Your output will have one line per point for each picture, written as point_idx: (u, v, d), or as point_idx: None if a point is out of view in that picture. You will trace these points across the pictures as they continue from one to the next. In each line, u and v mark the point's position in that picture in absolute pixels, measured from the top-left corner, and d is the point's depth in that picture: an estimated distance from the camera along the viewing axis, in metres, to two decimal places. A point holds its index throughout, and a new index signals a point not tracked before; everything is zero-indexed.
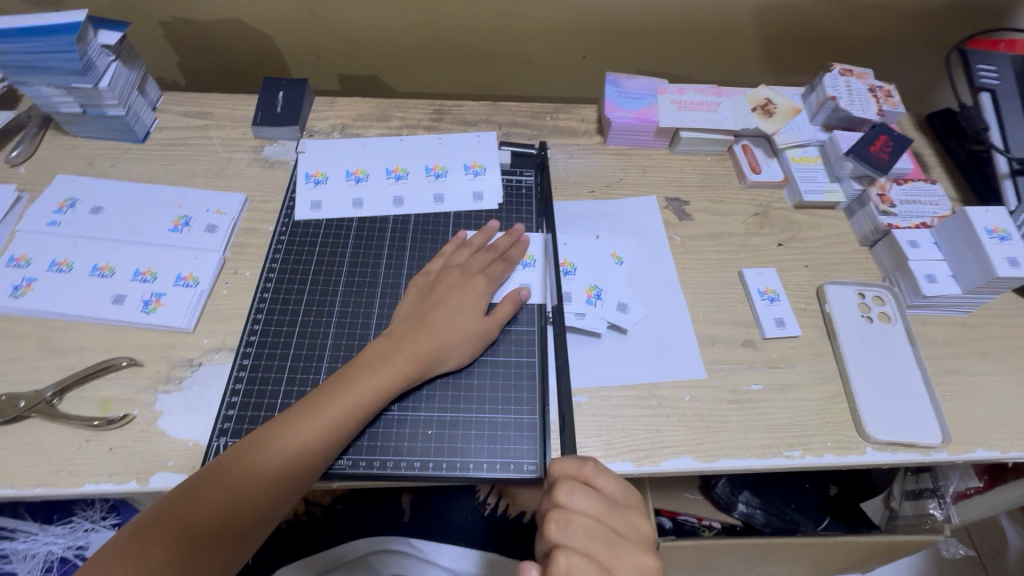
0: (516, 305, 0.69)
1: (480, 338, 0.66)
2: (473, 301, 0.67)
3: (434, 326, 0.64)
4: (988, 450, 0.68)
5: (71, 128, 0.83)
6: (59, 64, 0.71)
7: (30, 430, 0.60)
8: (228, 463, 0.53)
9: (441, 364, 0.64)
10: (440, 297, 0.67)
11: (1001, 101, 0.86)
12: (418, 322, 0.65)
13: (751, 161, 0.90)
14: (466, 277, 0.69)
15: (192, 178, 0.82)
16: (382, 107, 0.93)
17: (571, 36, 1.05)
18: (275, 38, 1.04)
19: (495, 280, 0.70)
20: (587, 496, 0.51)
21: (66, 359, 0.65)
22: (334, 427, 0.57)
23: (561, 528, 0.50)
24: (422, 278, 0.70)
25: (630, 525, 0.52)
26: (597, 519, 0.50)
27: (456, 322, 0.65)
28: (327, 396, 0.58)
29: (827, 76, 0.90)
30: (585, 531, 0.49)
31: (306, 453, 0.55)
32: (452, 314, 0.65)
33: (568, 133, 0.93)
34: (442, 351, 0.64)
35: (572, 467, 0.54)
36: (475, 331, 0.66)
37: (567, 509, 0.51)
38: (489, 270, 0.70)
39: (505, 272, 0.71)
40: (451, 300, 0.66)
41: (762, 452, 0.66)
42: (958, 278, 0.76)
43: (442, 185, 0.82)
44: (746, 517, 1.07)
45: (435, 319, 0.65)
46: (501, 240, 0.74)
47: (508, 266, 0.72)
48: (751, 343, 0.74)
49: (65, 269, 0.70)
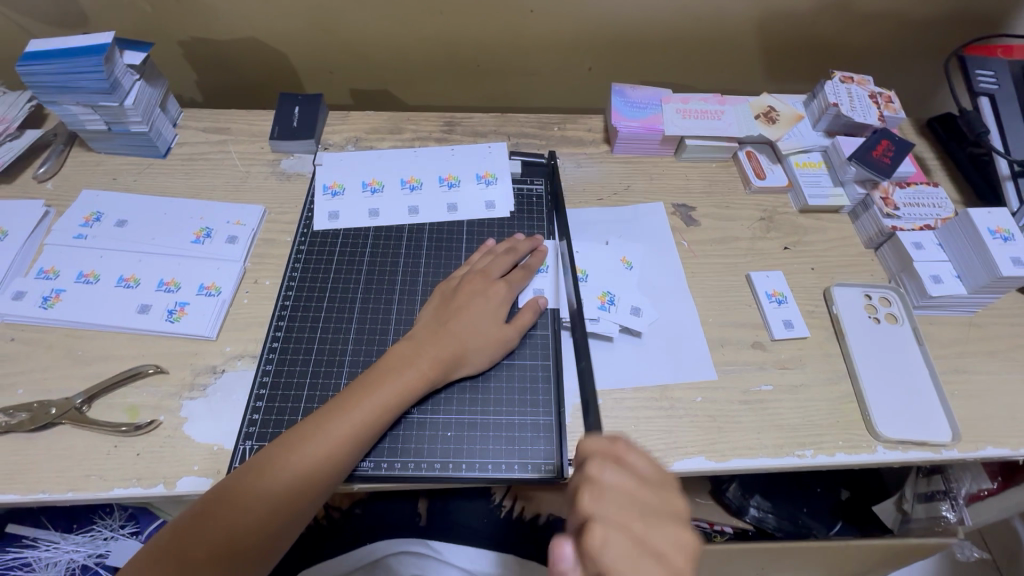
0: (536, 314, 0.70)
1: (501, 346, 0.68)
2: (494, 307, 0.69)
3: (456, 330, 0.66)
4: (998, 448, 0.69)
5: (96, 145, 0.86)
6: (87, 83, 0.74)
7: (60, 436, 0.62)
8: (252, 474, 0.54)
9: (463, 367, 0.65)
10: (460, 304, 0.68)
11: (999, 105, 0.88)
12: (441, 327, 0.66)
13: (755, 167, 0.92)
14: (486, 284, 0.70)
15: (212, 191, 0.84)
16: (394, 119, 0.96)
17: (577, 48, 1.07)
18: (289, 55, 1.07)
19: (514, 286, 0.71)
20: (617, 474, 0.48)
21: (95, 367, 0.67)
22: (361, 432, 0.58)
23: (592, 501, 0.46)
24: (446, 284, 0.72)
25: (666, 502, 0.47)
26: (632, 500, 0.46)
27: (478, 328, 0.67)
28: (354, 400, 0.59)
29: (829, 83, 0.92)
30: (619, 512, 0.45)
31: (335, 456, 0.56)
32: (473, 319, 0.67)
33: (576, 143, 0.95)
34: (463, 356, 0.65)
35: (605, 446, 0.51)
36: (496, 338, 0.67)
37: (599, 483, 0.48)
38: (510, 276, 0.72)
39: (525, 281, 0.73)
40: (472, 305, 0.68)
41: (774, 451, 0.67)
42: (963, 278, 0.77)
43: (455, 194, 0.84)
44: (759, 521, 1.08)
45: (455, 324, 0.66)
46: (521, 246, 0.76)
47: (527, 272, 0.73)
48: (760, 344, 0.75)
49: (92, 280, 0.73)
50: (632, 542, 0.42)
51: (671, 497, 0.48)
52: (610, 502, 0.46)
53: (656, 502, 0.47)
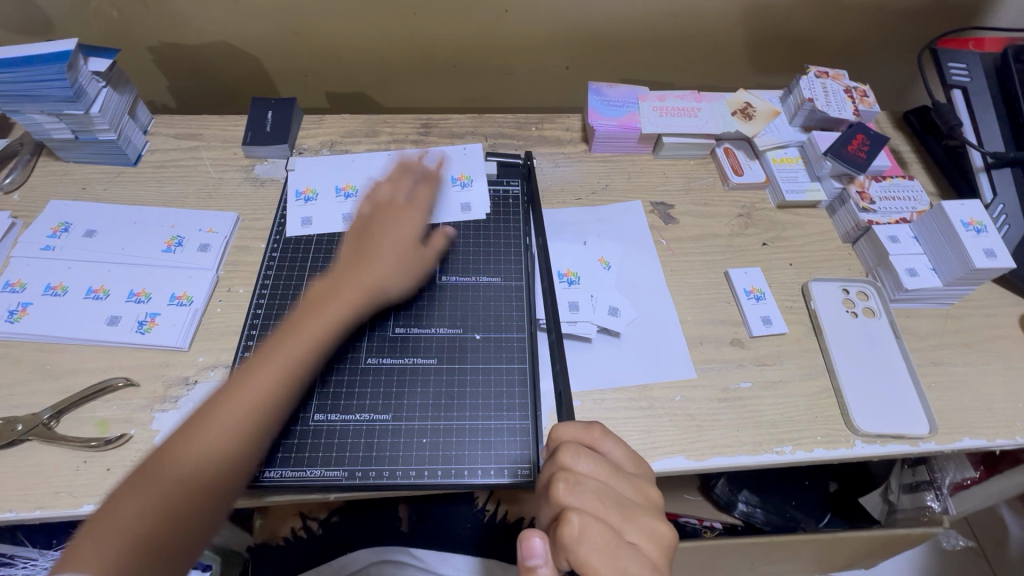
0: (446, 239, 0.75)
1: (421, 267, 0.72)
2: (412, 228, 0.72)
3: (376, 261, 0.68)
4: (975, 439, 0.69)
5: (64, 154, 0.84)
6: (50, 91, 0.72)
7: (27, 453, 0.61)
8: (178, 444, 0.50)
9: (385, 291, 0.67)
10: (379, 233, 0.70)
11: (972, 97, 0.88)
12: (361, 251, 0.69)
13: (733, 164, 0.92)
14: (395, 209, 0.74)
15: (184, 199, 0.83)
16: (370, 123, 0.95)
17: (553, 48, 1.07)
18: (262, 60, 1.06)
19: (427, 212, 0.75)
20: (594, 460, 0.48)
21: (63, 381, 0.66)
22: (289, 372, 0.57)
23: (569, 490, 0.45)
24: (359, 221, 0.73)
25: (637, 491, 0.48)
26: (607, 491, 0.46)
27: (396, 251, 0.69)
28: (277, 350, 0.58)
29: (803, 78, 0.92)
30: (596, 503, 0.45)
31: (273, 389, 0.56)
32: (392, 239, 0.70)
33: (553, 143, 0.95)
34: (386, 280, 0.67)
35: (577, 432, 0.50)
36: (415, 254, 0.71)
37: (574, 471, 0.47)
38: (420, 199, 0.76)
39: (429, 194, 0.78)
40: (391, 231, 0.71)
41: (753, 448, 0.67)
42: (938, 271, 0.78)
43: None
44: (747, 516, 1.08)
45: (376, 253, 0.68)
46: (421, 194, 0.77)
47: (431, 191, 0.79)
48: (739, 341, 0.75)
49: (60, 292, 0.71)
50: (610, 537, 0.43)
51: (643, 485, 0.49)
52: (587, 492, 0.46)
53: (630, 494, 0.47)
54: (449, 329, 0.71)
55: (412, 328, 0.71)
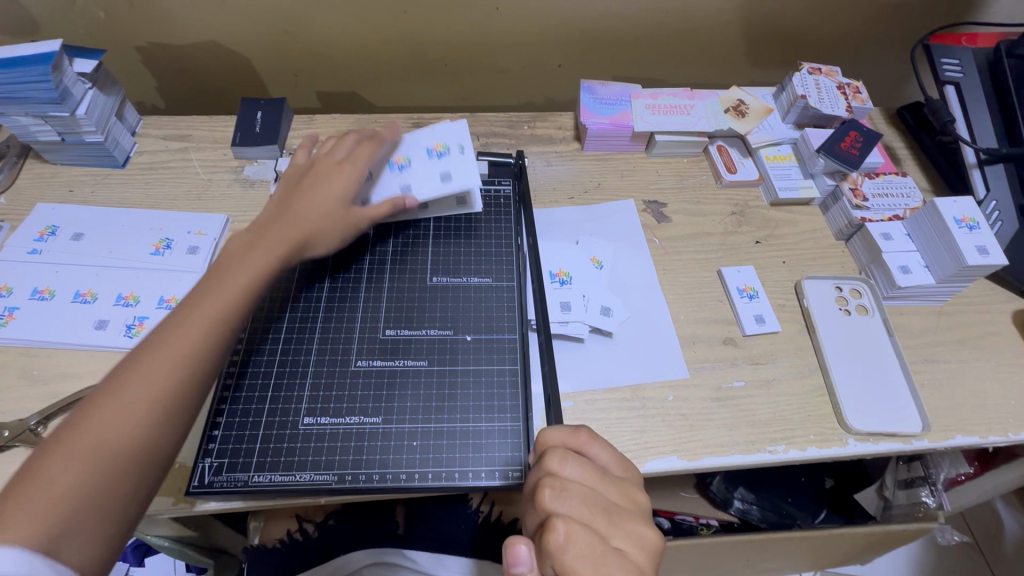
0: (396, 208, 0.70)
1: (347, 229, 0.67)
2: (342, 183, 0.67)
3: (300, 213, 0.64)
4: (968, 436, 0.69)
5: (51, 156, 0.83)
6: (35, 93, 0.72)
7: (14, 459, 0.60)
8: (103, 394, 0.47)
9: (316, 248, 0.65)
10: (309, 188, 0.67)
11: (964, 93, 0.88)
12: (285, 212, 0.64)
13: (726, 161, 0.91)
14: (326, 166, 0.69)
15: (173, 200, 0.83)
16: (361, 122, 0.94)
17: (545, 45, 1.06)
18: (252, 59, 1.05)
19: (360, 158, 0.70)
20: (581, 465, 0.47)
21: (51, 386, 0.65)
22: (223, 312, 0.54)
23: (555, 497, 0.45)
24: (292, 177, 0.69)
25: (624, 495, 0.47)
26: (593, 496, 0.46)
27: (325, 208, 0.65)
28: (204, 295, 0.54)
29: (796, 75, 0.92)
30: (582, 509, 0.45)
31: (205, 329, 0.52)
32: (320, 194, 0.65)
33: (546, 141, 0.94)
34: (316, 237, 0.64)
35: (565, 436, 0.50)
36: (343, 209, 0.67)
37: (560, 477, 0.46)
38: (357, 152, 0.70)
39: (370, 151, 0.71)
40: (318, 187, 0.66)
41: (746, 448, 0.67)
42: (931, 268, 0.78)
43: (408, 175, 0.74)
44: (744, 513, 1.07)
45: (302, 205, 0.65)
46: (361, 155, 0.70)
47: (376, 147, 0.73)
48: (732, 340, 0.75)
49: (47, 296, 0.71)
50: (595, 543, 0.43)
51: (630, 489, 0.48)
52: (573, 498, 0.45)
53: (617, 498, 0.47)
54: (440, 331, 0.71)
55: (402, 330, 0.71)
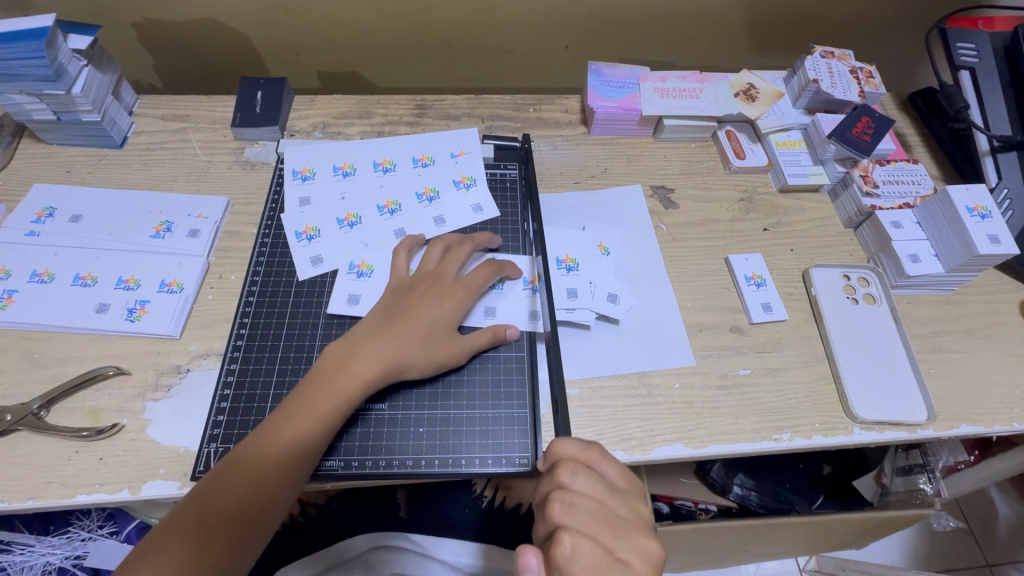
0: (494, 336, 0.66)
1: (443, 357, 0.63)
2: (450, 308, 0.65)
3: (405, 332, 0.62)
4: (972, 425, 0.69)
5: (47, 136, 0.82)
6: (29, 70, 0.69)
7: (17, 443, 0.60)
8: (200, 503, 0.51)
9: (416, 365, 0.62)
10: (415, 302, 0.64)
11: (979, 79, 0.86)
12: (387, 326, 0.62)
13: (734, 147, 0.90)
14: (440, 280, 0.66)
15: (173, 182, 0.81)
16: (363, 103, 0.92)
17: (552, 25, 1.04)
18: (250, 37, 1.02)
19: (473, 283, 0.67)
20: (590, 479, 0.48)
21: (52, 370, 0.64)
22: (304, 442, 0.55)
23: (564, 511, 0.46)
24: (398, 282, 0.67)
25: (631, 510, 0.48)
26: (600, 509, 0.46)
27: (431, 330, 0.63)
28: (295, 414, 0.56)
29: (809, 58, 0.90)
30: (588, 523, 0.45)
31: (289, 452, 0.55)
32: (427, 318, 0.63)
33: (552, 125, 0.93)
34: (415, 352, 0.62)
35: (578, 450, 0.50)
36: (444, 343, 0.63)
37: (569, 489, 0.47)
38: (472, 276, 0.67)
39: (487, 274, 0.68)
40: (429, 307, 0.64)
41: (752, 436, 0.66)
42: (941, 257, 0.77)
43: (500, 299, 0.71)
44: (742, 499, 1.09)
45: (415, 321, 0.63)
46: (475, 275, 0.67)
47: (491, 269, 0.69)
48: (739, 328, 0.74)
49: (46, 279, 0.69)
50: (600, 557, 0.44)
51: (635, 504, 0.48)
52: (581, 512, 0.46)
53: (624, 513, 0.47)
54: None
55: None
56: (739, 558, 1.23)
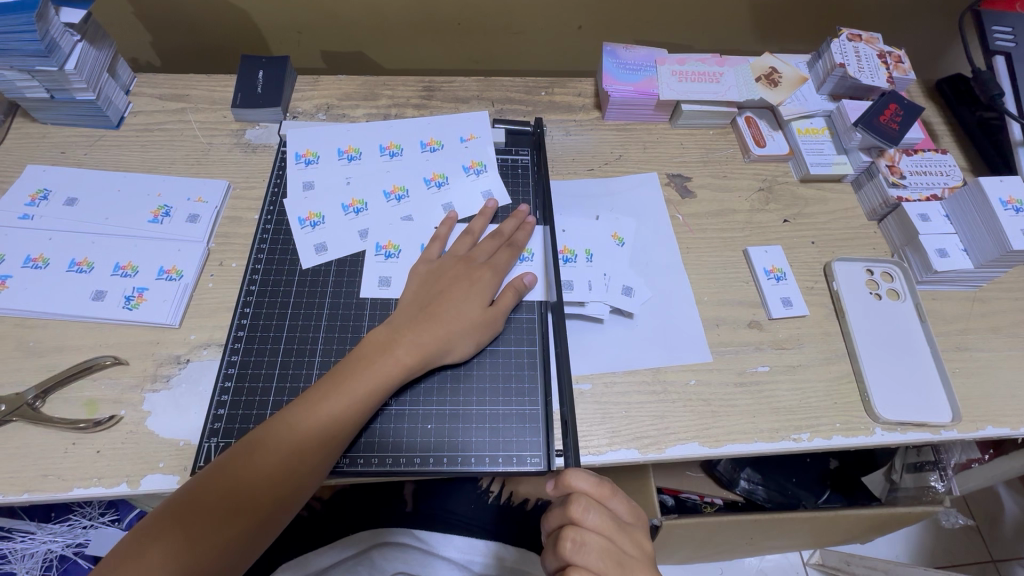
0: (518, 295, 0.66)
1: (477, 336, 0.63)
2: (480, 290, 0.64)
3: (439, 314, 0.61)
4: (998, 428, 0.67)
5: (40, 115, 0.78)
6: (19, 45, 0.66)
7: (12, 434, 0.58)
8: (219, 479, 0.50)
9: (449, 355, 0.61)
10: (445, 287, 0.64)
11: (1015, 64, 0.82)
12: (420, 315, 0.61)
13: (755, 134, 0.86)
14: (470, 268, 0.66)
15: (171, 165, 0.78)
16: (368, 84, 0.89)
17: (565, 5, 0.99)
18: (252, 14, 0.98)
19: (501, 268, 0.67)
20: (601, 517, 0.49)
21: (48, 359, 0.62)
22: (332, 423, 0.54)
23: (574, 548, 0.47)
24: (425, 266, 0.67)
25: (636, 545, 0.50)
26: (609, 547, 0.48)
27: (464, 312, 0.62)
28: (327, 394, 0.55)
29: (835, 42, 0.86)
30: (597, 562, 0.47)
31: (319, 435, 0.53)
32: (458, 302, 0.63)
33: (564, 109, 0.89)
34: (448, 342, 0.61)
35: (591, 485, 0.49)
36: (481, 322, 0.63)
37: (580, 527, 0.48)
38: (496, 258, 0.68)
39: (511, 260, 0.68)
40: (460, 289, 0.64)
41: (770, 436, 0.64)
42: (970, 252, 0.74)
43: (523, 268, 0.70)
44: (749, 493, 1.08)
45: (446, 304, 0.62)
46: (501, 258, 0.68)
47: (514, 253, 0.69)
48: (757, 324, 0.72)
49: (41, 265, 0.67)
50: None
51: (640, 538, 0.50)
52: (590, 551, 0.47)
53: (630, 548, 0.49)
54: None
55: None
56: (744, 552, 1.21)
